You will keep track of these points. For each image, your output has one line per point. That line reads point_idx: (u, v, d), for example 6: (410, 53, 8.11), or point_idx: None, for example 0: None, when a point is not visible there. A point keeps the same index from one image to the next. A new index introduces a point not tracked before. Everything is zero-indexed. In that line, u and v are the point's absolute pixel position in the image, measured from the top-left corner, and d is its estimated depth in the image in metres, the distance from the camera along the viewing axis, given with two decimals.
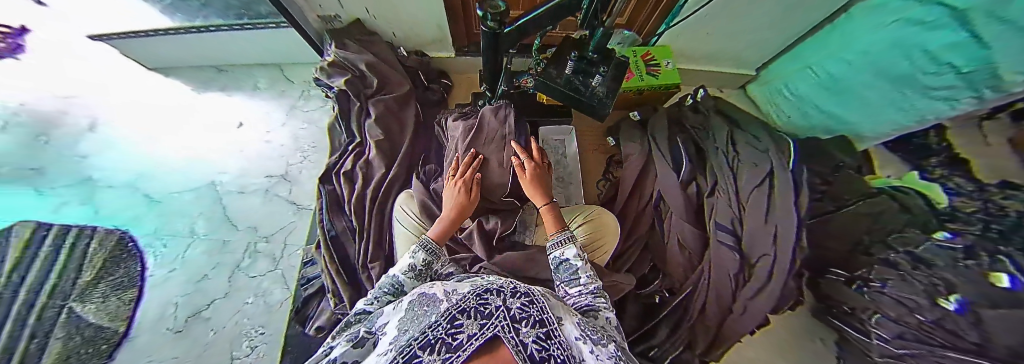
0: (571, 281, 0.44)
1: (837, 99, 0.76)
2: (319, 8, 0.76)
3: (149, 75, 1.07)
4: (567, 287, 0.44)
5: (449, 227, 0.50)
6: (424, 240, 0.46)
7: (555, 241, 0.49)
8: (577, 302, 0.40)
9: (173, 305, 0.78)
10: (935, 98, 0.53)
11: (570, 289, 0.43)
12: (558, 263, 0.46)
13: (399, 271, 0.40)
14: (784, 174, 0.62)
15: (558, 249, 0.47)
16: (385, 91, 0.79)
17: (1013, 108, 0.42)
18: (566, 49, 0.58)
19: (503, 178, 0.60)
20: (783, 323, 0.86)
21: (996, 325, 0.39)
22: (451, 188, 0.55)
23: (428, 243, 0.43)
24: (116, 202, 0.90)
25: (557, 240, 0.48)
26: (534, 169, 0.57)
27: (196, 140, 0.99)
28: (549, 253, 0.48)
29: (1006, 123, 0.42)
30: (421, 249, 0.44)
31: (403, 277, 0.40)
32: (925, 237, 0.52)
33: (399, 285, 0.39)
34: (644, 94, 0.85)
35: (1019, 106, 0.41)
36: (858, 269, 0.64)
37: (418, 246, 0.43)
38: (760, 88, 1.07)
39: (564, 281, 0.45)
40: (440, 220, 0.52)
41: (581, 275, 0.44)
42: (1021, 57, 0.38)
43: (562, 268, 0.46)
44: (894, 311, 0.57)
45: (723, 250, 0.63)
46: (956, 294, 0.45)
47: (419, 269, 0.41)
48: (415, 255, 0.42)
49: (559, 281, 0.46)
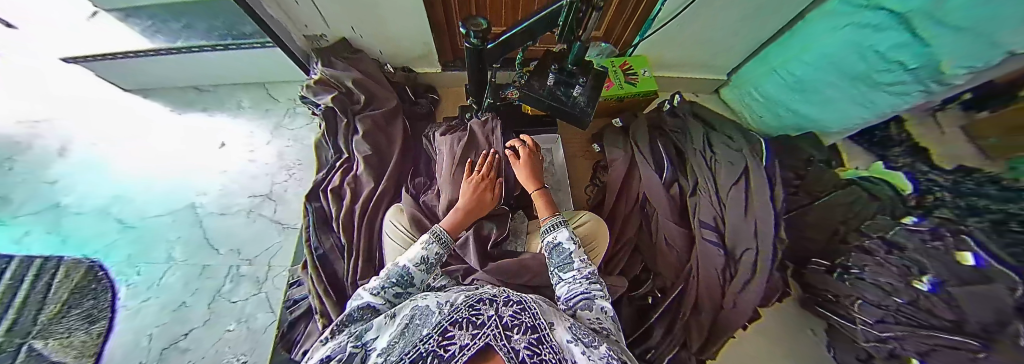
0: (565, 265, 0.45)
1: (805, 99, 0.82)
2: (305, 27, 0.77)
3: (122, 97, 1.04)
4: (560, 271, 0.45)
5: (463, 219, 0.50)
6: (436, 229, 0.47)
7: (547, 227, 0.51)
8: (571, 289, 0.41)
9: (146, 337, 0.74)
10: (890, 93, 0.60)
11: (564, 274, 0.44)
12: (551, 247, 0.48)
13: (411, 262, 0.41)
14: (759, 170, 0.66)
15: (551, 233, 0.50)
16: (373, 106, 0.80)
17: (962, 99, 0.47)
18: (548, 61, 0.61)
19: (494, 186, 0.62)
20: (776, 319, 0.87)
21: (967, 301, 0.42)
22: (472, 181, 0.55)
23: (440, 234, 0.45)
24: (83, 229, 0.85)
25: (549, 226, 0.51)
26: (527, 155, 0.62)
27: (175, 161, 0.96)
28: (544, 237, 0.51)
29: (960, 112, 0.47)
30: (433, 239, 0.45)
31: (413, 268, 0.40)
32: (895, 222, 0.57)
33: (408, 276, 0.39)
34: (625, 101, 0.89)
35: (966, 97, 0.47)
36: (838, 258, 0.67)
37: (431, 237, 0.44)
38: (732, 92, 1.13)
39: (557, 266, 0.46)
40: (454, 210, 0.52)
41: (575, 258, 0.45)
42: (970, 55, 0.43)
43: (556, 252, 0.48)
44: (874, 295, 0.58)
45: (709, 246, 0.65)
46: (929, 276, 0.48)
47: (430, 261, 0.42)
48: (428, 246, 0.43)
49: (553, 267, 0.47)
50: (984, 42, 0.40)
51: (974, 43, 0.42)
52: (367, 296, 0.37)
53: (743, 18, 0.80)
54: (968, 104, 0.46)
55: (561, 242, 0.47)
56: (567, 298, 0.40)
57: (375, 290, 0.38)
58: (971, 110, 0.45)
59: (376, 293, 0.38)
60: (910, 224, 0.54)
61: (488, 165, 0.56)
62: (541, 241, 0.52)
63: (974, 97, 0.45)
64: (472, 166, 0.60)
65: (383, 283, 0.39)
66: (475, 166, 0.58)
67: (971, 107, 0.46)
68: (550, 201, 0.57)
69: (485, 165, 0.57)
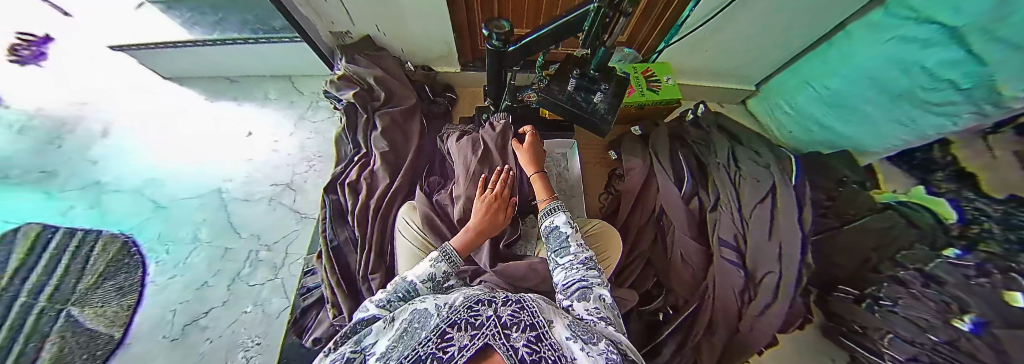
0: (562, 250, 0.44)
1: (840, 116, 0.77)
2: (332, 24, 0.79)
3: (161, 83, 1.11)
4: (557, 256, 0.44)
5: (474, 238, 0.50)
6: (445, 248, 0.47)
7: (546, 212, 0.51)
8: (568, 276, 0.40)
9: (171, 312, 0.78)
10: (937, 114, 0.55)
11: (561, 259, 0.43)
12: (550, 232, 0.47)
13: (417, 278, 0.41)
14: (787, 189, 0.62)
15: (549, 218, 0.49)
16: (392, 103, 0.81)
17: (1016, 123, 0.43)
18: (569, 66, 0.60)
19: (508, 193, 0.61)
20: (794, 345, 0.83)
21: (1010, 346, 0.37)
22: (485, 200, 0.54)
23: (449, 252, 0.45)
24: (121, 207, 0.91)
25: (547, 210, 0.51)
26: (531, 143, 0.62)
27: (205, 147, 1.01)
28: (543, 221, 0.50)
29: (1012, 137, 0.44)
30: (441, 259, 0.45)
31: (421, 285, 0.41)
32: (936, 254, 0.52)
33: (414, 292, 0.40)
34: (645, 109, 0.86)
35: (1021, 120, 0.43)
36: (868, 287, 0.62)
37: (440, 255, 0.44)
38: (761, 103, 1.08)
39: (555, 251, 0.45)
40: (464, 230, 0.51)
41: (572, 243, 0.44)
42: None
43: (554, 236, 0.47)
44: (907, 331, 0.54)
45: (727, 266, 0.62)
46: (971, 314, 0.43)
47: (437, 280, 0.43)
48: (436, 264, 0.44)
49: (551, 252, 0.46)
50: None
51: None
52: (374, 309, 0.38)
53: (774, 27, 0.76)
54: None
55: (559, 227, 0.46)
56: (564, 284, 0.39)
57: (382, 302, 0.39)
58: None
59: (382, 306, 0.39)
60: (953, 257, 0.48)
61: (501, 184, 0.55)
62: (540, 225, 0.51)
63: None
64: (485, 180, 0.59)
65: (389, 298, 0.39)
66: (486, 185, 0.57)
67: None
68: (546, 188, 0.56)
69: (497, 182, 0.56)
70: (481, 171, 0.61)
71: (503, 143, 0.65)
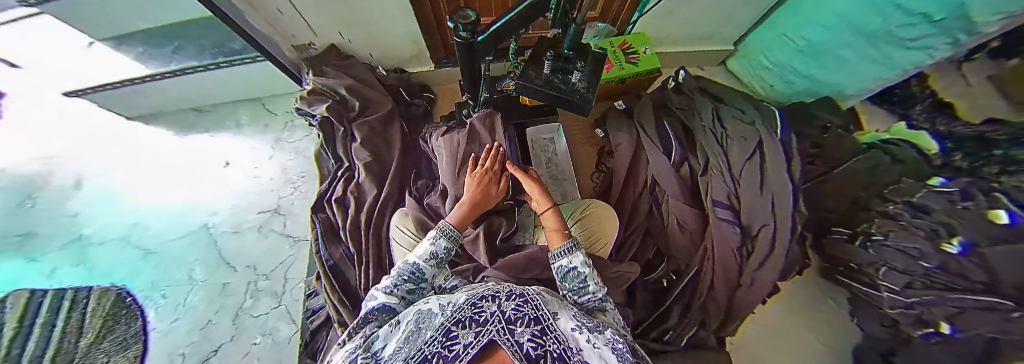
0: (579, 288, 0.44)
1: (817, 64, 0.77)
2: (293, 37, 0.75)
3: (124, 125, 1.05)
4: (571, 293, 0.45)
5: (471, 213, 0.51)
6: (443, 225, 0.49)
7: (559, 252, 0.47)
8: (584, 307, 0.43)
9: (178, 357, 0.77)
10: (912, 48, 0.56)
11: (579, 298, 0.44)
12: (565, 274, 0.45)
13: (420, 258, 0.44)
14: (773, 143, 0.62)
15: (564, 258, 0.46)
16: (369, 111, 0.79)
17: (989, 48, 0.45)
18: (542, 49, 0.58)
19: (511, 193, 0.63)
20: (796, 292, 0.86)
21: (998, 261, 0.38)
22: (477, 175, 0.54)
23: (447, 229, 0.47)
24: (108, 259, 0.88)
25: (562, 251, 0.47)
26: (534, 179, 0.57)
27: (184, 185, 0.97)
28: (554, 262, 0.47)
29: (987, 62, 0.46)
30: (440, 236, 0.47)
31: (423, 264, 0.43)
32: (920, 184, 0.52)
33: (420, 272, 0.43)
34: (625, 83, 0.85)
35: (993, 46, 0.45)
36: (860, 225, 0.63)
37: (438, 233, 0.46)
38: (740, 61, 1.07)
39: (572, 291, 0.45)
40: (459, 205, 0.52)
41: (590, 282, 0.44)
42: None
43: (570, 278, 0.45)
44: (900, 262, 0.55)
45: (724, 226, 0.62)
46: (960, 236, 0.43)
47: (438, 256, 0.46)
48: (436, 243, 0.46)
49: (566, 290, 0.46)
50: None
51: None
52: (381, 297, 0.40)
53: None
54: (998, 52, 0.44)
55: (578, 268, 0.45)
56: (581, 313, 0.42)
57: (387, 290, 0.41)
58: (1001, 58, 0.43)
59: (389, 293, 0.41)
60: (938, 186, 0.49)
61: (492, 160, 0.55)
62: (550, 265, 0.48)
63: (1002, 45, 0.43)
64: (476, 159, 0.59)
65: (394, 282, 0.42)
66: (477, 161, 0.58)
67: (1000, 55, 0.43)
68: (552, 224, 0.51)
69: (489, 160, 0.56)
70: (471, 149, 0.61)
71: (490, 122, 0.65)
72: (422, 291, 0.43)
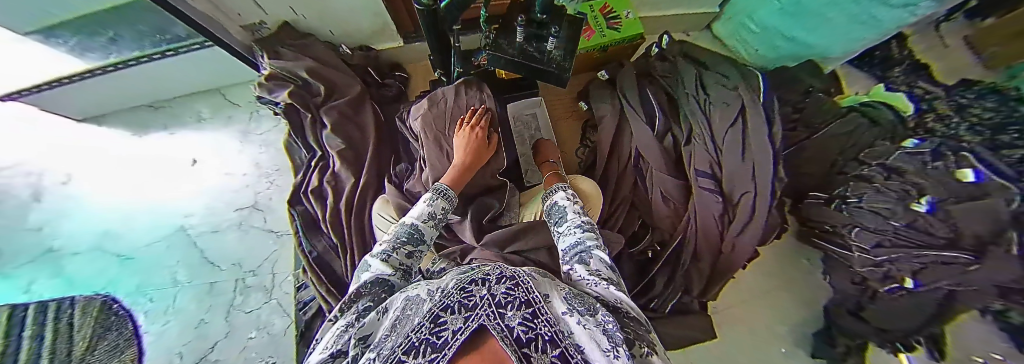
0: (561, 220, 0.48)
1: (799, 23, 0.73)
2: (240, 16, 0.68)
3: (74, 128, 0.96)
4: (557, 226, 0.48)
5: (465, 171, 0.53)
6: (437, 187, 0.51)
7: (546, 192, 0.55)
8: (567, 242, 0.43)
9: (176, 356, 0.77)
10: (895, 6, 0.52)
11: (561, 229, 0.46)
12: (550, 208, 0.51)
13: (417, 219, 0.44)
14: (755, 109, 0.61)
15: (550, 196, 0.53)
16: (336, 96, 0.74)
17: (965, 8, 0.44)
18: (514, 14, 0.53)
19: (491, 179, 0.62)
20: (775, 251, 0.90)
21: (965, 218, 0.40)
22: (466, 134, 0.57)
23: (442, 188, 0.49)
24: (85, 269, 0.85)
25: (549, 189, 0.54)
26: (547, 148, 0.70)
27: (152, 188, 0.92)
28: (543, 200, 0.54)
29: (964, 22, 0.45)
30: (437, 196, 0.49)
31: (422, 224, 0.44)
32: (895, 147, 0.53)
33: (418, 232, 0.42)
34: (607, 51, 0.81)
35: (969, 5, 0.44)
36: (836, 189, 0.65)
37: (433, 193, 0.48)
38: (724, 25, 1.00)
39: (555, 223, 0.48)
40: (452, 167, 0.54)
41: (570, 212, 0.47)
42: None
43: (554, 211, 0.50)
44: (872, 222, 0.56)
45: (706, 195, 0.63)
46: (928, 196, 0.45)
47: (435, 216, 0.46)
48: (432, 202, 0.47)
49: (553, 225, 0.50)
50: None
51: None
52: (375, 268, 0.36)
53: None
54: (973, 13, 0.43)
55: (558, 200, 0.50)
56: (565, 249, 0.43)
57: (383, 256, 0.38)
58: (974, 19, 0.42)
59: (385, 260, 0.37)
60: (910, 148, 0.50)
61: (481, 120, 0.58)
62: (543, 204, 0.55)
63: (978, 4, 0.42)
64: (464, 120, 0.60)
65: (391, 246, 0.40)
66: (466, 122, 0.59)
67: (974, 16, 0.42)
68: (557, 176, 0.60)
69: (477, 120, 0.59)
70: (457, 112, 0.62)
71: (471, 86, 0.65)
72: (421, 254, 0.43)
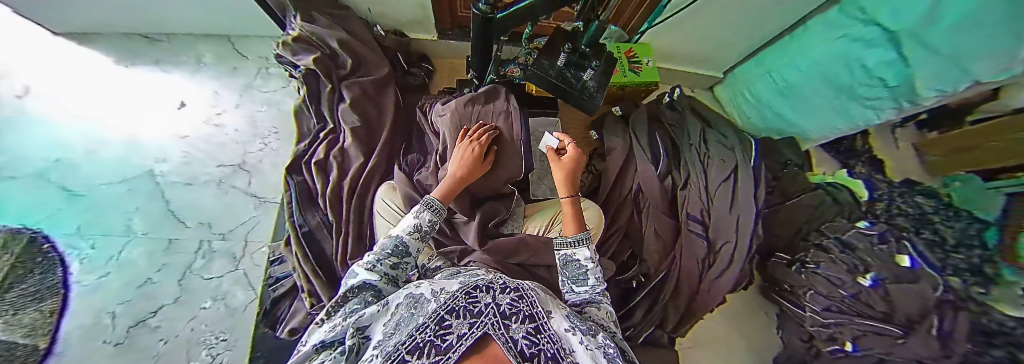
0: (578, 280, 0.46)
1: (787, 103, 0.82)
2: None
3: (53, 42, 0.88)
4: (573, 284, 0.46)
5: (456, 185, 0.51)
6: (428, 200, 0.49)
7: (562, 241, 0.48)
8: (580, 296, 0.44)
9: (108, 315, 0.68)
10: (868, 107, 0.61)
11: (576, 288, 0.45)
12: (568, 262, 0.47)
13: (404, 232, 0.43)
14: (747, 169, 0.68)
15: (569, 248, 0.48)
16: (361, 72, 0.73)
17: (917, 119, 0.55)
18: (558, 40, 0.58)
19: (501, 187, 0.62)
20: (739, 301, 0.97)
21: (912, 297, 0.47)
22: (464, 145, 0.55)
23: (433, 202, 0.47)
24: (18, 197, 0.74)
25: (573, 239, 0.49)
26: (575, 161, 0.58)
27: (125, 123, 0.84)
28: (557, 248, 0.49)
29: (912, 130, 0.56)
30: (425, 209, 0.47)
31: (408, 237, 0.43)
32: (850, 225, 0.61)
33: (404, 246, 0.42)
34: (625, 90, 0.88)
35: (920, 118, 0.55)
36: (799, 253, 0.71)
37: (422, 206, 0.47)
38: (726, 89, 1.11)
39: (570, 279, 0.46)
40: (447, 177, 0.53)
41: (591, 274, 0.46)
42: (937, 78, 0.45)
43: (571, 266, 0.47)
44: (824, 288, 0.63)
45: (694, 238, 0.69)
46: (872, 273, 0.54)
47: (421, 230, 0.45)
48: (421, 215, 0.46)
49: (565, 278, 0.47)
50: (951, 67, 0.42)
51: (948, 67, 0.42)
52: (363, 274, 0.36)
53: (747, 17, 0.79)
54: (924, 123, 0.53)
55: (580, 260, 0.46)
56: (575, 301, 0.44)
57: (369, 266, 0.37)
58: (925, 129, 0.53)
59: (371, 269, 0.37)
60: (863, 228, 0.58)
61: (481, 133, 0.56)
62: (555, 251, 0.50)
63: (930, 117, 0.52)
64: (467, 130, 0.59)
65: (377, 257, 0.39)
66: (468, 132, 0.58)
67: (925, 127, 0.53)
68: (574, 215, 0.53)
69: (478, 131, 0.57)
70: (463, 122, 0.61)
71: (495, 94, 0.66)
72: (405, 267, 0.41)
